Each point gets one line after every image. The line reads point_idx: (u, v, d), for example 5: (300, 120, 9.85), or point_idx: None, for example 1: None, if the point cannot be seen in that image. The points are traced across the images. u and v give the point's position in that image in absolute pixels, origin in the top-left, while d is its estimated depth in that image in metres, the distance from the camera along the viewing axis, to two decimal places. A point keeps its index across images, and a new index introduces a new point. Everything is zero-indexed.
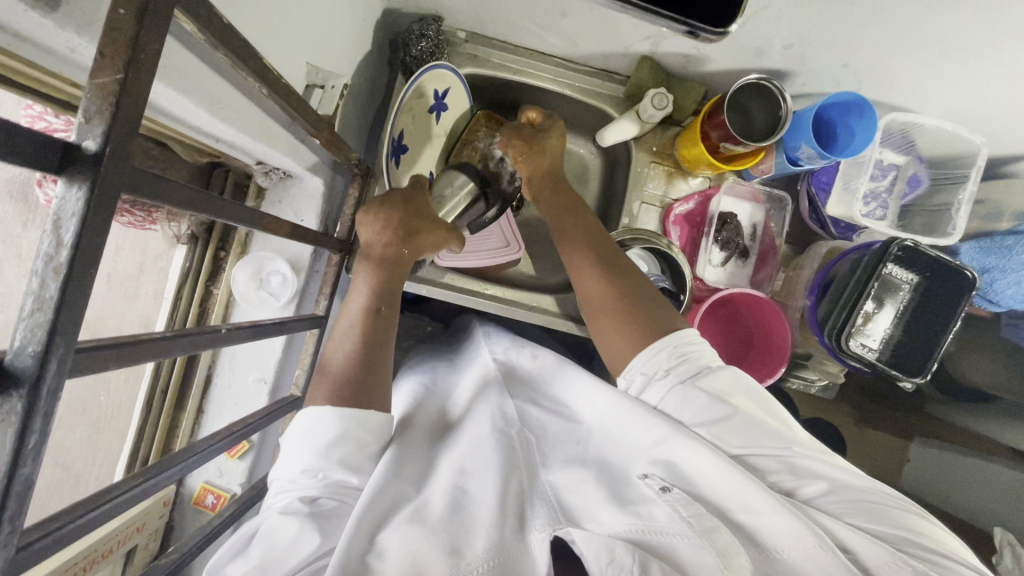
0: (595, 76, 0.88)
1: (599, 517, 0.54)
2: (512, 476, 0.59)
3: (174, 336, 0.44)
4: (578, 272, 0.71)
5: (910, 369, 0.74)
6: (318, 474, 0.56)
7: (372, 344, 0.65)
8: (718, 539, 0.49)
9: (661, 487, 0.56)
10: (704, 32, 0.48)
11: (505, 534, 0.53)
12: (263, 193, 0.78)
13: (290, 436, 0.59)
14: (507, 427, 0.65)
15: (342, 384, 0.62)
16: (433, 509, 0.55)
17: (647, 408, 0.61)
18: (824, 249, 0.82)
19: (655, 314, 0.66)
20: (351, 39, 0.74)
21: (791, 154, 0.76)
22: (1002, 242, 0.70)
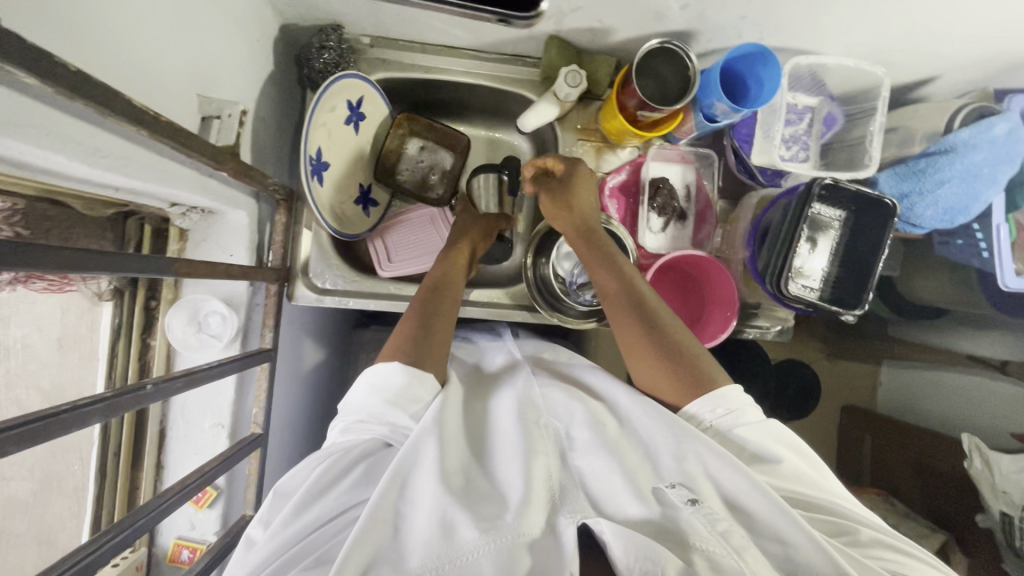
0: (509, 62, 0.87)
1: (626, 509, 0.56)
2: (539, 459, 0.60)
3: (32, 422, 0.41)
4: (602, 289, 0.74)
5: (849, 303, 0.75)
6: (385, 419, 0.64)
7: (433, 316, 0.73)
8: (748, 557, 0.51)
9: (689, 498, 0.56)
10: (516, 19, 0.54)
11: (531, 514, 0.53)
12: (186, 234, 0.74)
13: (364, 379, 0.67)
14: (541, 417, 0.66)
15: (408, 340, 0.70)
16: (475, 491, 0.57)
17: (685, 425, 0.61)
18: (755, 199, 0.84)
19: (684, 364, 0.67)
20: (247, 62, 0.71)
21: (707, 112, 0.76)
22: (915, 166, 0.72)
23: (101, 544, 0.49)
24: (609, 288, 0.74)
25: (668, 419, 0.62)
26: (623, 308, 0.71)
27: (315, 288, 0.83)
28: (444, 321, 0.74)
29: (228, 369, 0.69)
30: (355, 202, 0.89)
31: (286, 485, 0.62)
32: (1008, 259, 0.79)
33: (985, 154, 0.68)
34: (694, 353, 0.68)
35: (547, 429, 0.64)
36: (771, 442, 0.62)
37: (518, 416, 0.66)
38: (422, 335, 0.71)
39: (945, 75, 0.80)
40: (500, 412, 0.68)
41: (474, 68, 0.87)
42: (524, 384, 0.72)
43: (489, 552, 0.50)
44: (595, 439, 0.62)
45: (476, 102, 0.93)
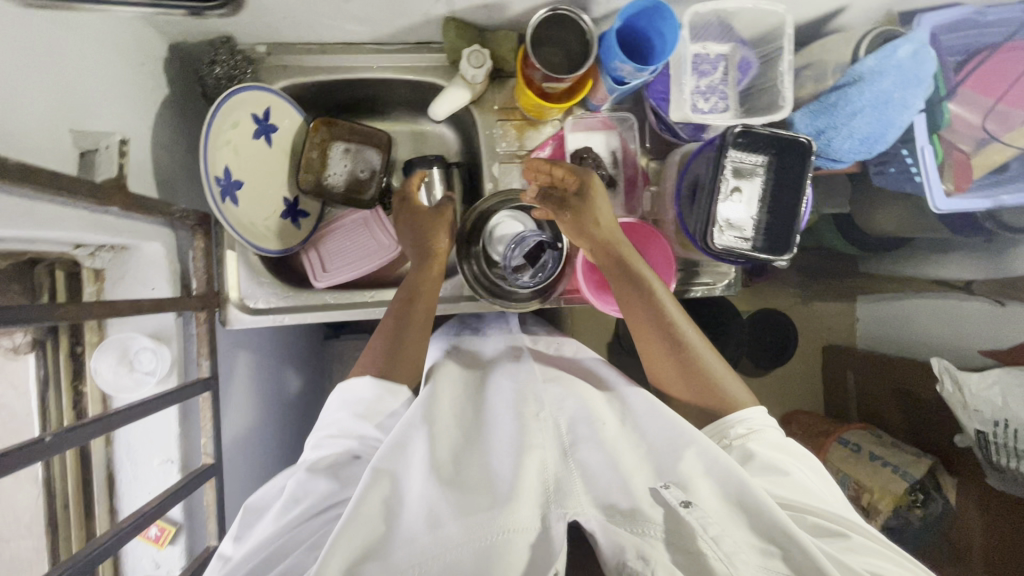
0: (415, 51, 0.85)
1: (617, 500, 0.56)
2: (534, 452, 0.61)
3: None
4: (620, 297, 0.76)
5: (777, 250, 0.75)
6: (355, 432, 0.68)
7: (410, 326, 0.75)
8: (737, 562, 0.51)
9: (682, 500, 0.55)
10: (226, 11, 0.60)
11: (520, 507, 0.54)
12: (102, 274, 0.72)
13: (336, 396, 0.72)
14: (557, 426, 0.66)
15: (384, 348, 0.74)
16: (467, 484, 0.58)
17: (687, 429, 0.62)
18: (678, 156, 0.83)
19: (705, 383, 0.72)
20: (133, 89, 0.69)
21: (614, 75, 0.73)
22: (826, 101, 0.71)
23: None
24: (633, 308, 0.75)
25: (670, 421, 0.63)
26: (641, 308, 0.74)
27: (248, 309, 0.81)
28: (416, 343, 0.76)
29: (156, 407, 0.67)
30: (281, 216, 0.86)
31: (271, 491, 0.65)
32: (937, 181, 0.79)
33: (892, 78, 0.67)
34: (715, 375, 0.73)
35: (546, 422, 0.66)
36: (778, 461, 0.65)
37: (517, 416, 0.67)
38: (394, 340, 0.75)
39: (854, 4, 0.78)
40: (500, 409, 0.70)
41: (380, 61, 0.84)
42: (525, 386, 0.73)
43: (469, 549, 0.51)
44: (594, 433, 0.63)
45: (391, 96, 0.91)
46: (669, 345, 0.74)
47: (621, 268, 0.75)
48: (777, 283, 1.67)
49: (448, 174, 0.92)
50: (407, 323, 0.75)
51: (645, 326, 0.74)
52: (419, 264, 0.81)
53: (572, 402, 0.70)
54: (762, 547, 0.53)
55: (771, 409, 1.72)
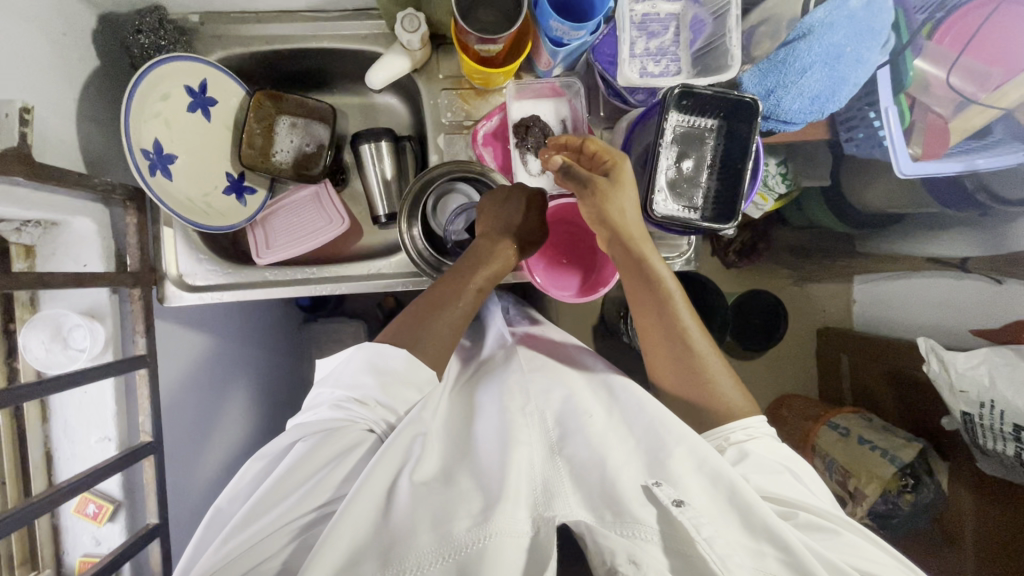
0: (355, 18, 0.81)
1: (615, 508, 0.53)
2: (522, 449, 0.60)
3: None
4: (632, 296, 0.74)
5: (721, 219, 0.71)
6: (371, 401, 0.63)
7: (458, 317, 0.73)
8: (731, 564, 0.50)
9: (675, 500, 0.53)
10: None
11: (517, 508, 0.53)
12: (32, 250, 0.72)
13: (365, 353, 0.67)
14: (546, 422, 0.65)
15: (425, 329, 0.71)
16: (454, 488, 0.56)
17: (681, 426, 0.60)
18: (624, 121, 0.80)
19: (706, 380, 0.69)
20: (55, 60, 0.67)
21: (550, 36, 0.69)
22: (776, 57, 0.65)
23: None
24: (641, 301, 0.73)
25: (662, 424, 0.60)
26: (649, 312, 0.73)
27: (188, 287, 0.80)
28: (447, 325, 0.72)
29: (80, 380, 0.66)
30: (225, 193, 0.85)
31: (277, 446, 0.61)
32: (902, 145, 0.74)
33: (844, 30, 0.62)
34: (711, 369, 0.69)
35: (533, 417, 0.66)
36: (765, 461, 0.62)
37: (504, 414, 0.66)
38: (433, 324, 0.71)
39: None
40: (487, 414, 0.68)
41: (319, 30, 0.82)
42: (518, 386, 0.71)
43: (471, 553, 0.50)
44: (582, 430, 0.62)
45: (337, 68, 0.88)
46: (671, 341, 0.71)
47: (635, 258, 0.72)
48: (766, 262, 1.62)
49: (395, 148, 0.89)
50: (462, 310, 0.73)
51: (654, 325, 0.73)
52: (485, 238, 0.77)
53: (573, 399, 0.68)
54: (753, 548, 0.52)
55: (761, 392, 1.67)
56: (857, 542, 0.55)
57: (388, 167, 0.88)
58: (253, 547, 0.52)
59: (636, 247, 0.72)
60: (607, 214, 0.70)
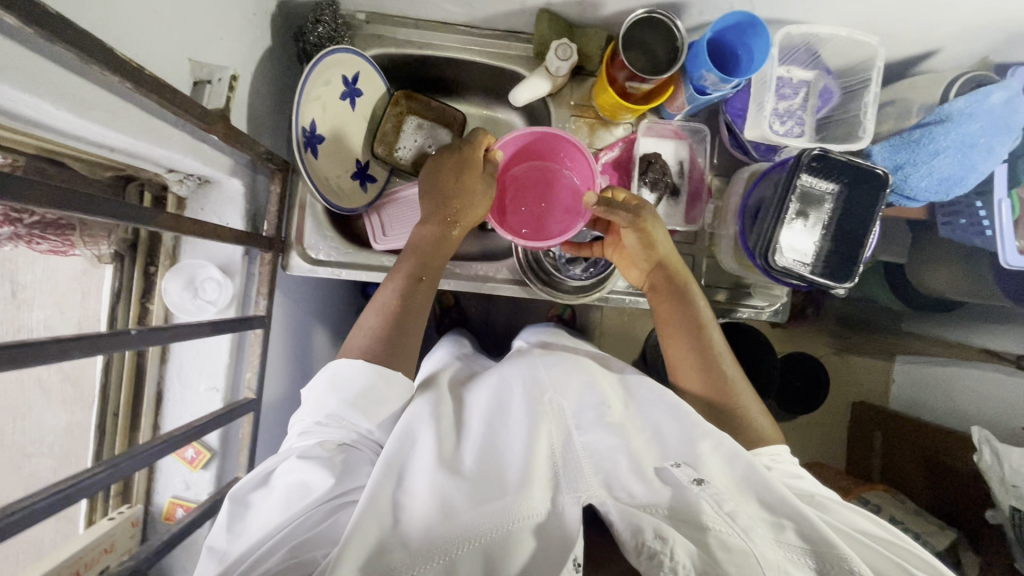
0: (504, 39, 0.87)
1: (632, 489, 0.56)
2: (542, 433, 0.62)
3: (45, 342, 0.42)
4: (667, 335, 0.77)
5: (836, 277, 0.74)
6: (345, 420, 0.64)
7: (411, 308, 0.74)
8: (754, 535, 0.51)
9: (695, 478, 0.56)
10: None
11: (535, 491, 0.56)
12: (184, 202, 0.77)
13: (325, 380, 0.67)
14: (541, 395, 0.68)
15: (387, 324, 0.72)
16: (470, 475, 0.58)
17: (699, 423, 0.63)
18: (747, 173, 0.82)
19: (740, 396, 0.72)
20: (247, 35, 0.73)
21: (696, 84, 0.75)
22: (911, 137, 0.70)
23: (99, 469, 0.48)
24: (673, 331, 0.76)
25: (681, 416, 0.65)
26: (684, 343, 0.75)
27: (309, 259, 0.84)
28: (416, 308, 0.74)
29: (224, 328, 0.70)
30: (350, 177, 0.89)
31: (256, 473, 0.62)
32: (1011, 236, 0.77)
33: (982, 122, 0.66)
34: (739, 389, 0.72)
35: (554, 407, 0.67)
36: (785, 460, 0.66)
37: (522, 392, 0.69)
38: (400, 312, 0.73)
39: (948, 48, 0.78)
40: (488, 396, 0.71)
41: (469, 43, 0.87)
42: (531, 369, 0.74)
43: (492, 535, 0.52)
44: (600, 420, 0.64)
45: (472, 79, 0.94)
46: (703, 364, 0.73)
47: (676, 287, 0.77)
48: (815, 327, 1.63)
49: None
50: (415, 304, 0.74)
51: (687, 350, 0.75)
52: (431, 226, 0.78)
53: (584, 390, 0.70)
54: (772, 522, 0.54)
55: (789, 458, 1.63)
56: (869, 521, 0.59)
57: None
58: (273, 545, 0.53)
59: (680, 277, 0.78)
60: (650, 244, 0.76)
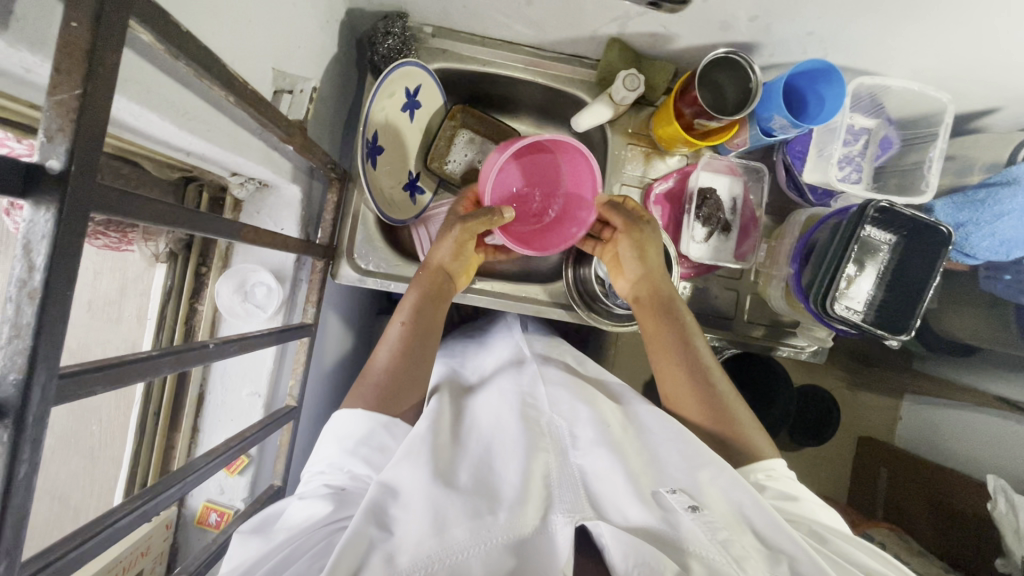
0: (567, 63, 0.87)
1: (626, 512, 0.55)
2: (539, 456, 0.59)
3: (159, 355, 0.42)
4: (656, 349, 0.74)
5: (894, 328, 0.74)
6: (346, 468, 0.60)
7: (416, 343, 0.70)
8: (746, 566, 0.49)
9: (689, 505, 0.55)
10: None
11: (528, 510, 0.52)
12: (241, 205, 0.76)
13: (329, 430, 0.63)
14: (538, 414, 0.65)
15: (394, 358, 0.68)
16: (462, 487, 0.53)
17: (702, 447, 0.60)
18: (804, 217, 0.83)
19: (734, 414, 0.68)
20: (319, 43, 0.72)
21: (764, 125, 0.76)
22: (975, 196, 0.72)
23: (176, 482, 0.47)
24: (663, 345, 0.73)
25: (686, 440, 0.60)
26: (675, 355, 0.72)
27: (359, 269, 0.84)
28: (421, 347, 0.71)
29: (283, 338, 0.68)
30: (403, 189, 0.89)
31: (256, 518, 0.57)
32: None
33: None
34: (733, 406, 0.69)
35: (548, 428, 0.64)
36: (779, 476, 0.63)
37: (519, 408, 0.65)
38: (406, 350, 0.69)
39: (1010, 107, 0.78)
40: (486, 410, 0.68)
41: (532, 64, 0.87)
42: (530, 381, 0.71)
43: (479, 552, 0.48)
44: (599, 441, 0.60)
45: (529, 98, 0.94)
46: (696, 380, 0.70)
47: (666, 296, 0.75)
48: None
49: None
50: (420, 340, 0.71)
51: (676, 363, 0.71)
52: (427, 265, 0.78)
53: (581, 405, 0.66)
54: (770, 556, 0.52)
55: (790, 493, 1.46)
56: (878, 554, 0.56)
57: None
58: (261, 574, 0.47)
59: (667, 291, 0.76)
60: (644, 254, 0.77)
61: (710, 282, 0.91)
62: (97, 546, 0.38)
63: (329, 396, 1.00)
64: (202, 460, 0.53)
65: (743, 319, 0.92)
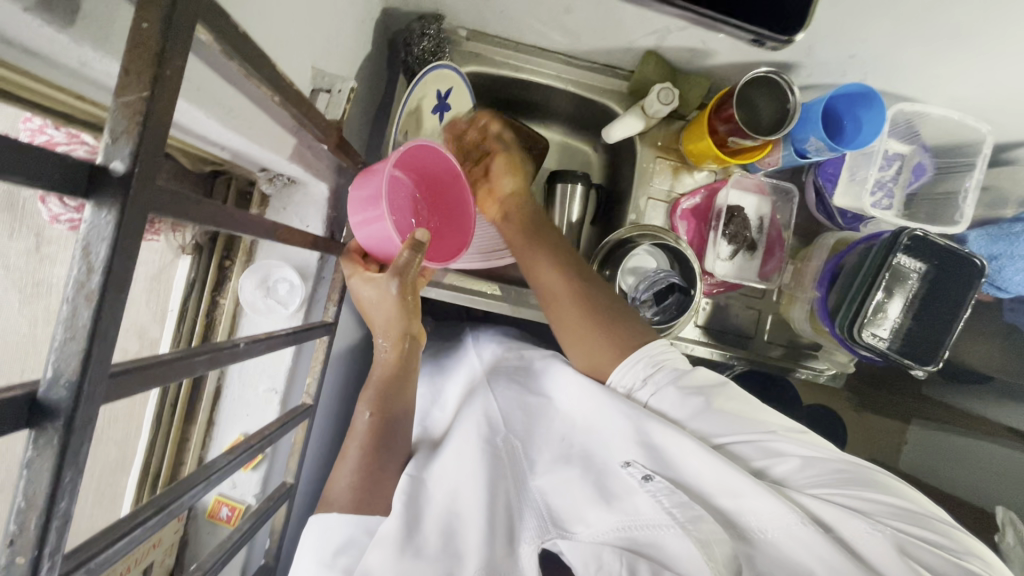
0: (600, 73, 0.87)
1: (587, 518, 0.53)
2: (499, 485, 0.59)
3: (193, 354, 0.42)
4: (536, 273, 0.70)
5: (923, 358, 0.73)
6: None
7: (392, 422, 0.63)
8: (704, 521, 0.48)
9: (643, 476, 0.54)
10: None
11: (495, 550, 0.51)
12: (268, 200, 0.75)
13: (307, 543, 0.54)
14: (495, 432, 0.65)
15: (366, 455, 0.60)
16: (427, 551, 0.51)
17: (632, 407, 0.60)
18: (832, 240, 0.83)
19: (622, 315, 0.66)
20: (356, 42, 0.72)
21: (799, 146, 0.76)
22: (1010, 230, 0.72)
23: (199, 482, 0.47)
24: (540, 256, 0.70)
25: (613, 407, 0.61)
26: (555, 270, 0.68)
27: None
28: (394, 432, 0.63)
29: (303, 339, 0.66)
30: None
31: None
32: None
33: None
34: (618, 309, 0.66)
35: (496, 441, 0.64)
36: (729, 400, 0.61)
37: (477, 433, 0.64)
38: (377, 443, 0.61)
39: None
40: (450, 441, 0.66)
41: (565, 73, 0.87)
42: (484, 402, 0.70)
43: None
44: (553, 463, 0.62)
45: (558, 106, 0.93)
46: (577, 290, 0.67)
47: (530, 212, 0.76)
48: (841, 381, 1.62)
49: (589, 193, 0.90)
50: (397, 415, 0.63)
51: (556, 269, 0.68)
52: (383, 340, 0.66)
53: (533, 425, 0.67)
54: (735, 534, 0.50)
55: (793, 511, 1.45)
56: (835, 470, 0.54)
57: (575, 211, 0.89)
58: None
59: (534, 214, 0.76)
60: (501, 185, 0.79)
61: (732, 299, 0.90)
62: (123, 548, 0.37)
63: (341, 394, 0.99)
64: (222, 460, 0.52)
65: (763, 339, 0.91)
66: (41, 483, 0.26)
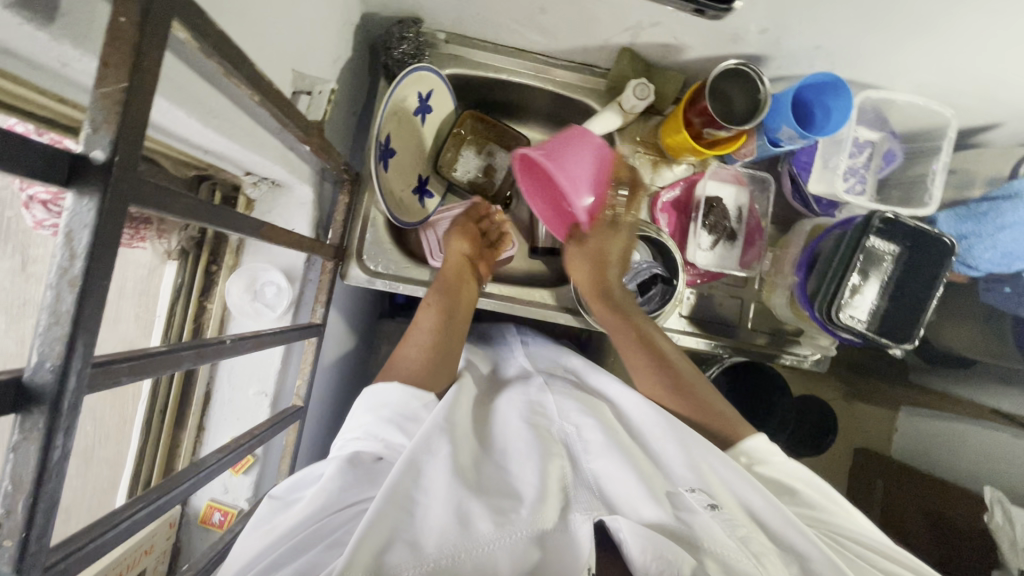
0: (577, 71, 0.89)
1: (642, 512, 0.52)
2: (554, 459, 0.57)
3: (179, 348, 0.42)
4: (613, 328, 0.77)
5: (899, 337, 0.75)
6: (380, 436, 0.59)
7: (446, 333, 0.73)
8: (766, 563, 0.50)
9: (709, 504, 0.54)
10: None
11: (549, 507, 0.51)
12: (253, 204, 0.76)
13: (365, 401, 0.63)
14: (550, 417, 0.64)
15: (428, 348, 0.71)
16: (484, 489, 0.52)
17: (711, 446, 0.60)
18: (809, 227, 0.85)
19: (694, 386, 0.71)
20: (336, 47, 0.73)
21: (771, 136, 0.78)
22: (978, 209, 0.75)
23: (186, 478, 0.46)
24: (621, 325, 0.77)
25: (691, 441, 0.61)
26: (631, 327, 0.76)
27: (368, 270, 0.83)
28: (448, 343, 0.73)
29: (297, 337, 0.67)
30: (412, 191, 0.89)
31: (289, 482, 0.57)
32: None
33: None
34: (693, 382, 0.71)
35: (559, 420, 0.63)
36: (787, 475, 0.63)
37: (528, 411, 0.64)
38: (438, 340, 0.72)
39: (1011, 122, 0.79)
40: (501, 415, 0.66)
41: (543, 72, 0.88)
42: (538, 386, 0.69)
43: (505, 544, 0.47)
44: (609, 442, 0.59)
45: (538, 105, 0.95)
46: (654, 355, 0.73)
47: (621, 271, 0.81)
48: None
49: None
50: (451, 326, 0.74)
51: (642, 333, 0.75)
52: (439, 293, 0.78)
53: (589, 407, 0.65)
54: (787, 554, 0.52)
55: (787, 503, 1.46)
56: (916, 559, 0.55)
57: None
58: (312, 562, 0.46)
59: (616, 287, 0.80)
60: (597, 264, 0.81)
61: (715, 288, 0.92)
62: (113, 540, 0.37)
63: (331, 398, 0.99)
64: (212, 458, 0.52)
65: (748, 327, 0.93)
66: (28, 464, 0.27)
